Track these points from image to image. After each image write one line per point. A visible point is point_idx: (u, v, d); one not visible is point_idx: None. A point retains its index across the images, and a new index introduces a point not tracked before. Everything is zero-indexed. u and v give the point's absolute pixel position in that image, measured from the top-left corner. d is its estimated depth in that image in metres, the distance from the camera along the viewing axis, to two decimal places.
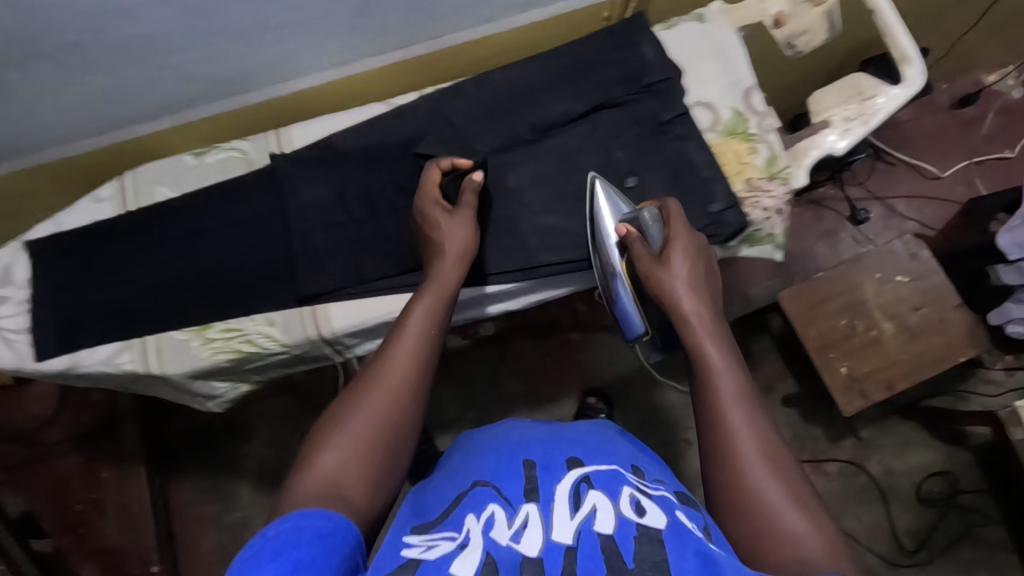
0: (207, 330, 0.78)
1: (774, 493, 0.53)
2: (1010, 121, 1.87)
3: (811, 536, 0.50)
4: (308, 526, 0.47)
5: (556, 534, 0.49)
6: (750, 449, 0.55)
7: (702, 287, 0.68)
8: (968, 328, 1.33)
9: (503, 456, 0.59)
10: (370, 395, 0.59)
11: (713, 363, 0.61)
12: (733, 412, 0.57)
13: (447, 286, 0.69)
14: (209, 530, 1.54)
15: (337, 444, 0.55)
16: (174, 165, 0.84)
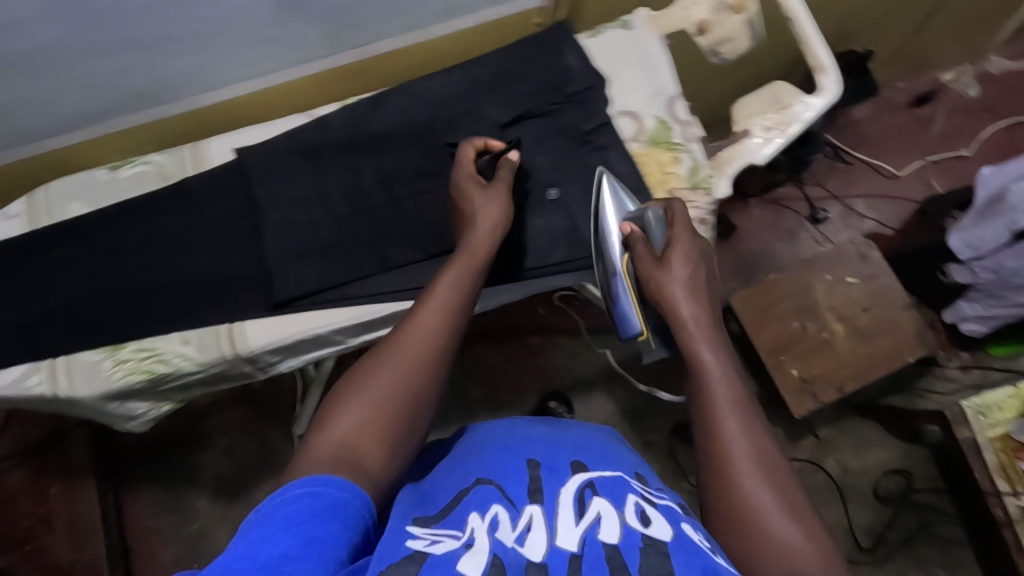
0: (119, 350, 0.76)
1: (769, 497, 0.51)
2: (970, 120, 1.80)
3: (805, 546, 0.48)
4: (308, 508, 0.45)
5: (560, 539, 0.45)
6: (745, 451, 0.54)
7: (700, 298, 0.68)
8: (916, 328, 1.34)
9: (507, 453, 0.56)
10: (383, 369, 0.58)
11: (709, 370, 0.60)
12: (727, 417, 0.56)
13: (471, 263, 0.69)
14: (166, 544, 1.44)
15: (351, 411, 0.55)
16: (85, 181, 0.82)
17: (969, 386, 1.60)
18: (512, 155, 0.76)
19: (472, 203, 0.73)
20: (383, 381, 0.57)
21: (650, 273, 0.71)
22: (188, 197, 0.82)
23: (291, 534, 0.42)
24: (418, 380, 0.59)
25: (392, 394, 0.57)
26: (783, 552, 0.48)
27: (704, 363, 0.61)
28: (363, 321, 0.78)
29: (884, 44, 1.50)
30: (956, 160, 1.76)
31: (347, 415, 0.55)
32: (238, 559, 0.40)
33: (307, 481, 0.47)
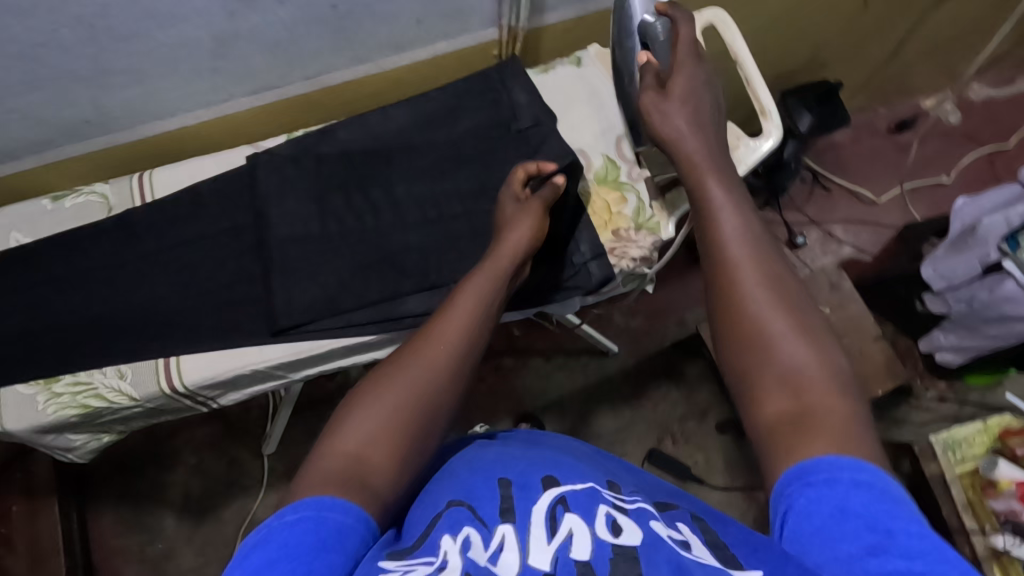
0: (54, 383, 0.76)
1: (784, 336, 0.53)
2: (947, 146, 1.74)
3: (810, 371, 0.51)
4: (307, 539, 0.43)
5: (533, 558, 0.42)
6: (761, 291, 0.56)
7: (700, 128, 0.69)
8: (886, 359, 1.33)
9: (478, 475, 0.53)
10: (403, 371, 0.56)
11: (720, 215, 0.61)
12: (738, 253, 0.58)
13: (499, 275, 0.67)
14: (130, 565, 1.37)
15: (366, 414, 0.53)
16: (30, 210, 0.83)
17: (947, 418, 1.49)
18: (558, 180, 0.76)
19: (507, 216, 0.73)
20: (399, 385, 0.55)
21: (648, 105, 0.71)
22: (132, 228, 0.82)
23: (287, 565, 0.41)
24: (440, 387, 0.56)
25: (411, 401, 0.54)
26: (795, 390, 0.51)
27: (714, 206, 0.63)
28: (301, 357, 0.76)
29: (858, 70, 1.49)
30: (934, 187, 1.70)
31: (361, 418, 0.53)
32: None
33: (308, 504, 0.46)
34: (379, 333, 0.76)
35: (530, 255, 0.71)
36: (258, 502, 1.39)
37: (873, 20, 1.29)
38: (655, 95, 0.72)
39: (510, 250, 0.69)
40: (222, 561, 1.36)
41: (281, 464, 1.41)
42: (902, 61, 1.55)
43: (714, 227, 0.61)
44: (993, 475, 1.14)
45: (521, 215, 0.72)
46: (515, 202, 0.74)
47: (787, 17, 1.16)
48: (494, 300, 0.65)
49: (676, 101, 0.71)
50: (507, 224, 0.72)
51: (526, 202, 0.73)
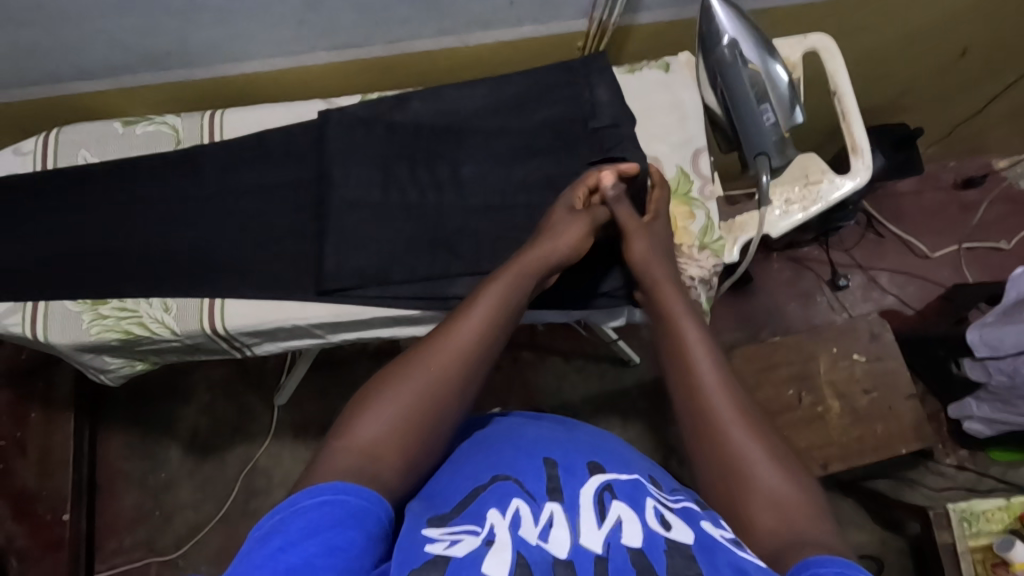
0: (101, 305, 0.77)
1: (755, 454, 0.51)
2: (1016, 212, 1.59)
3: (789, 495, 0.49)
4: (324, 517, 0.43)
5: (584, 537, 0.43)
6: (724, 404, 0.54)
7: (668, 256, 0.69)
8: (917, 420, 1.15)
9: (521, 452, 0.53)
10: (413, 377, 0.54)
11: (682, 326, 0.60)
12: (702, 364, 0.57)
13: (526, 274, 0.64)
14: (131, 489, 1.39)
15: (380, 413, 0.51)
16: (101, 131, 0.84)
17: (963, 488, 1.41)
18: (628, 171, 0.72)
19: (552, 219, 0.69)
20: (409, 388, 0.53)
21: (628, 227, 0.69)
22: (196, 164, 0.82)
23: (310, 543, 0.41)
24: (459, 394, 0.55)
25: (422, 409, 0.52)
26: (774, 505, 0.49)
27: (677, 316, 0.61)
28: (342, 321, 0.76)
29: (941, 122, 1.41)
30: (992, 252, 1.56)
31: (374, 417, 0.51)
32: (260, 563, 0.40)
33: (325, 489, 0.45)
34: (424, 310, 0.75)
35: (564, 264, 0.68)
36: (262, 450, 1.41)
37: (971, 70, 1.21)
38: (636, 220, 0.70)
39: (534, 260, 0.65)
40: (217, 501, 1.38)
41: (289, 417, 1.42)
42: (984, 120, 1.44)
43: (677, 336, 0.60)
44: (1007, 554, 1.06)
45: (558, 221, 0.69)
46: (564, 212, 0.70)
47: (879, 52, 1.11)
48: (517, 292, 0.62)
49: (658, 228, 0.71)
50: (549, 228, 0.68)
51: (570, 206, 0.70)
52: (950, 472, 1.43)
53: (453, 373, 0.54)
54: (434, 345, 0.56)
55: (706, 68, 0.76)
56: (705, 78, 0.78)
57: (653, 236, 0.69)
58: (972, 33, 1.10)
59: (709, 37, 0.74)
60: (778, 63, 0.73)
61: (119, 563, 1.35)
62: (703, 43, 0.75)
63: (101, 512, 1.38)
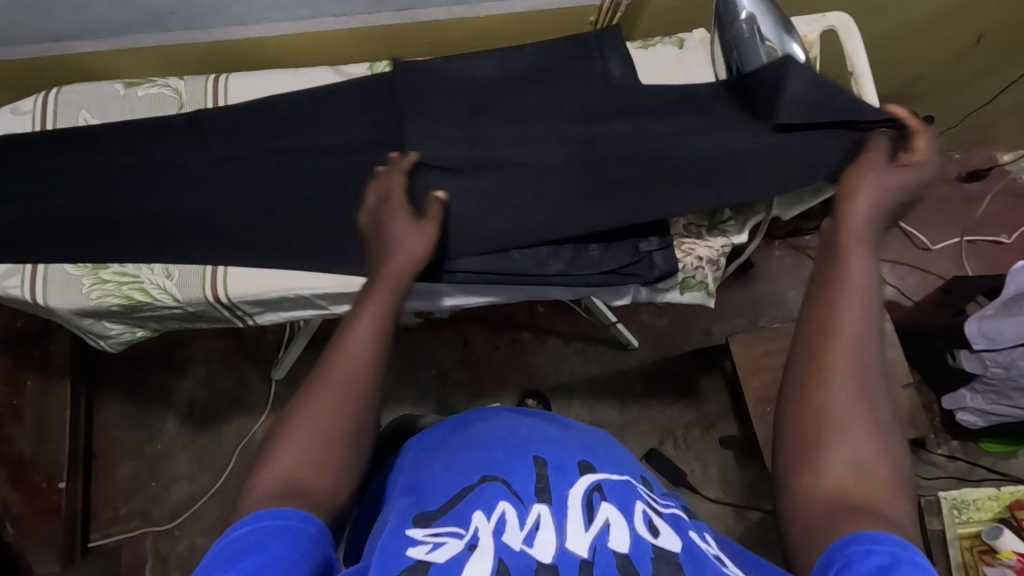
0: (102, 270, 0.76)
1: (855, 413, 0.44)
2: (1019, 206, 1.57)
3: (880, 468, 0.42)
4: (248, 541, 0.41)
5: (570, 541, 0.43)
6: (850, 360, 0.46)
7: (887, 210, 0.57)
8: (912, 411, 1.16)
9: (510, 448, 0.53)
10: (309, 409, 0.49)
11: (852, 270, 0.50)
12: (847, 314, 0.47)
13: (397, 283, 0.61)
14: (128, 458, 1.40)
15: (287, 448, 0.47)
16: (102, 92, 0.82)
17: (953, 478, 1.41)
18: (438, 194, 0.69)
19: (394, 233, 0.65)
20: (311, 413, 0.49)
21: (866, 168, 0.60)
22: (199, 129, 0.80)
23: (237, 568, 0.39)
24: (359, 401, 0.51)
25: (324, 431, 0.49)
26: (859, 474, 0.42)
27: (849, 261, 0.51)
28: (347, 292, 0.76)
29: (949, 112, 1.40)
30: (992, 246, 1.55)
31: (280, 454, 0.47)
32: None
33: (245, 521, 0.42)
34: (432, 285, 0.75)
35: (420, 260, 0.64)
36: (259, 423, 1.41)
37: (983, 60, 1.20)
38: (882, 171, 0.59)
39: (397, 273, 0.62)
40: (214, 472, 1.38)
41: (287, 392, 1.42)
42: (992, 112, 1.42)
43: (836, 279, 0.50)
44: (994, 542, 1.06)
45: (392, 225, 0.65)
46: (382, 220, 0.66)
47: (894, 35, 1.09)
48: (391, 302, 0.59)
49: (898, 176, 0.58)
50: (396, 239, 0.64)
51: (387, 203, 0.67)
52: (941, 462, 1.43)
53: (345, 393, 0.51)
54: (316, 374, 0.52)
55: (721, 44, 0.76)
56: (720, 55, 0.78)
57: (875, 190, 0.57)
58: (985, 21, 1.08)
59: (725, 12, 0.74)
60: (796, 41, 0.73)
61: (115, 532, 1.36)
62: (719, 18, 0.75)
63: (97, 481, 1.38)
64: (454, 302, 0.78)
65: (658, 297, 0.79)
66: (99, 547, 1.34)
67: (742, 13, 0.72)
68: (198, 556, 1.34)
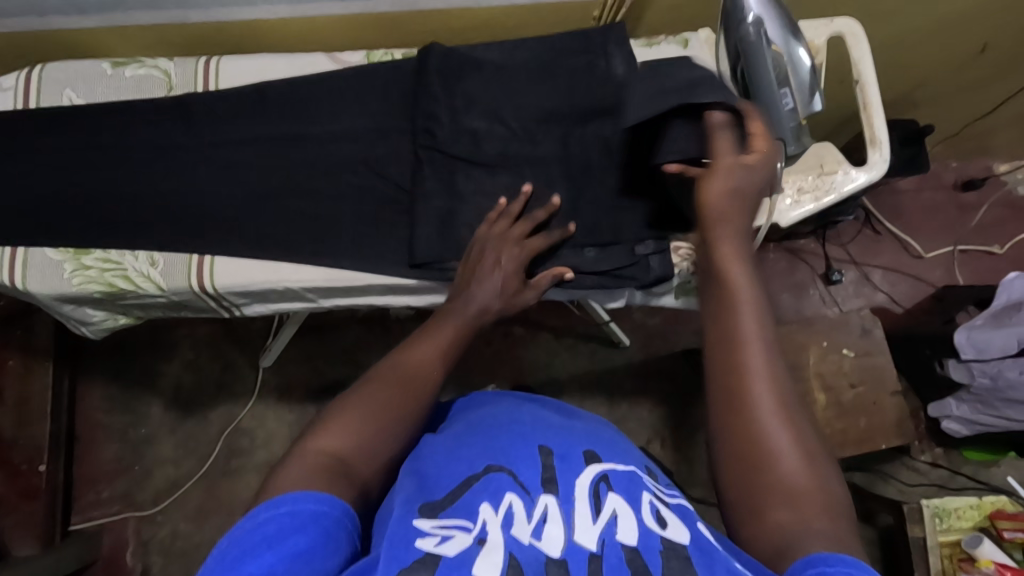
0: (83, 256, 0.74)
1: (777, 442, 0.45)
2: (1013, 217, 1.55)
3: (811, 491, 0.43)
4: (285, 525, 0.41)
5: (578, 535, 0.43)
6: (759, 394, 0.46)
7: (749, 205, 0.57)
8: (899, 419, 1.16)
9: (516, 437, 0.52)
10: (358, 403, 0.52)
11: (738, 301, 0.50)
12: (747, 347, 0.48)
13: (471, 316, 0.64)
14: (111, 441, 1.38)
15: (333, 430, 0.49)
16: (87, 71, 0.79)
17: (936, 485, 1.42)
18: (563, 271, 0.71)
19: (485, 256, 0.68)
20: (360, 406, 0.52)
21: (721, 167, 0.58)
22: (189, 114, 0.78)
23: (272, 552, 0.39)
24: (416, 414, 0.54)
25: (377, 426, 0.51)
26: (794, 501, 0.43)
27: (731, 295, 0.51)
28: (336, 286, 0.74)
29: (950, 121, 1.38)
30: (984, 256, 1.54)
31: (331, 429, 0.49)
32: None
33: (283, 500, 0.42)
34: (423, 279, 0.74)
35: (504, 304, 0.67)
36: (246, 410, 1.39)
37: (987, 68, 1.19)
38: (733, 159, 0.58)
39: (478, 321, 0.64)
40: (199, 458, 1.37)
41: (274, 379, 1.41)
42: (993, 122, 1.41)
43: (729, 311, 0.50)
44: (974, 551, 1.06)
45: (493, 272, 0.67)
46: (493, 261, 0.68)
47: (900, 40, 1.07)
48: (462, 333, 0.62)
49: (757, 171, 0.58)
50: (476, 262, 0.68)
51: (505, 243, 0.69)
52: (924, 468, 1.43)
53: (407, 405, 0.53)
54: (388, 375, 0.55)
55: (727, 46, 0.73)
56: (724, 57, 0.76)
57: (736, 182, 0.57)
58: (992, 28, 1.07)
59: (732, 10, 0.71)
60: (802, 46, 0.72)
61: (97, 515, 1.34)
62: (725, 17, 0.72)
63: (79, 463, 1.37)
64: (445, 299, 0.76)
65: (650, 301, 0.78)
66: (80, 530, 1.32)
67: (749, 15, 0.70)
68: (180, 542, 1.32)
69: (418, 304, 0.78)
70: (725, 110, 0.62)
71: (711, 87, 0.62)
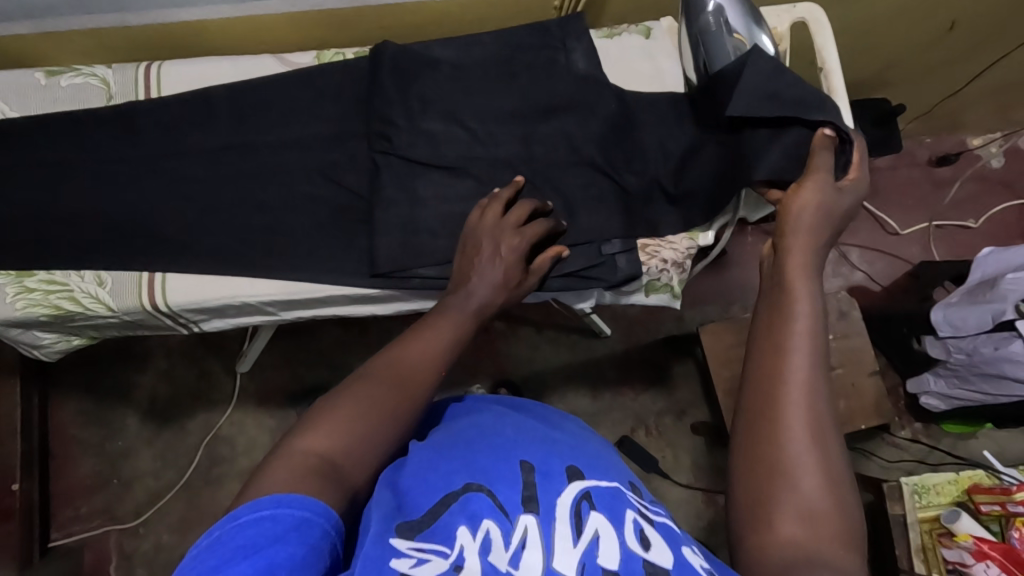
0: (27, 278, 0.70)
1: (807, 460, 0.43)
2: (986, 191, 1.56)
3: (828, 516, 0.42)
4: (264, 534, 0.39)
5: (557, 561, 0.40)
6: (799, 406, 0.45)
7: (830, 224, 0.56)
8: (877, 398, 1.16)
9: (495, 454, 0.47)
10: (352, 397, 0.49)
11: (797, 312, 0.49)
12: (795, 357, 0.47)
13: (476, 304, 0.59)
14: (86, 456, 1.34)
15: (322, 429, 0.46)
16: (23, 82, 0.76)
17: (916, 460, 1.40)
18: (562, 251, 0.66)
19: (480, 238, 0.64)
20: (355, 401, 0.48)
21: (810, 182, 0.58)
22: (133, 123, 0.75)
23: (247, 561, 0.38)
24: (413, 411, 0.50)
25: (369, 424, 0.48)
26: (809, 523, 0.42)
27: (792, 306, 0.49)
28: (295, 298, 0.71)
29: (922, 99, 1.38)
30: (959, 231, 1.54)
31: (324, 427, 0.47)
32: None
33: (264, 501, 0.41)
34: (382, 289, 0.71)
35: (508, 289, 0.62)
36: (223, 418, 1.36)
37: (956, 45, 1.18)
38: (825, 175, 0.58)
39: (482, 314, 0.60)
40: (179, 469, 1.34)
41: (251, 384, 1.38)
42: (965, 99, 1.40)
43: (786, 321, 0.49)
44: (952, 525, 1.05)
45: (495, 262, 0.62)
46: (493, 248, 0.63)
47: (869, 20, 1.06)
48: (464, 324, 0.58)
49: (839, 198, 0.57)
50: (477, 245, 0.63)
51: (505, 230, 0.64)
52: (904, 444, 1.42)
53: (403, 402, 0.50)
54: (386, 370, 0.51)
55: (688, 37, 0.72)
56: (687, 47, 0.74)
57: (822, 199, 0.57)
58: (961, 6, 1.06)
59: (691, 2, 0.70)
60: (765, 33, 0.70)
61: (76, 531, 1.31)
62: (685, 10, 0.71)
63: (55, 480, 1.33)
64: (410, 307, 0.74)
65: (621, 299, 0.76)
66: (59, 547, 1.29)
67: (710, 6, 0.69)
68: (163, 554, 1.30)
69: (384, 313, 0.76)
70: (834, 131, 0.62)
71: (828, 110, 0.63)
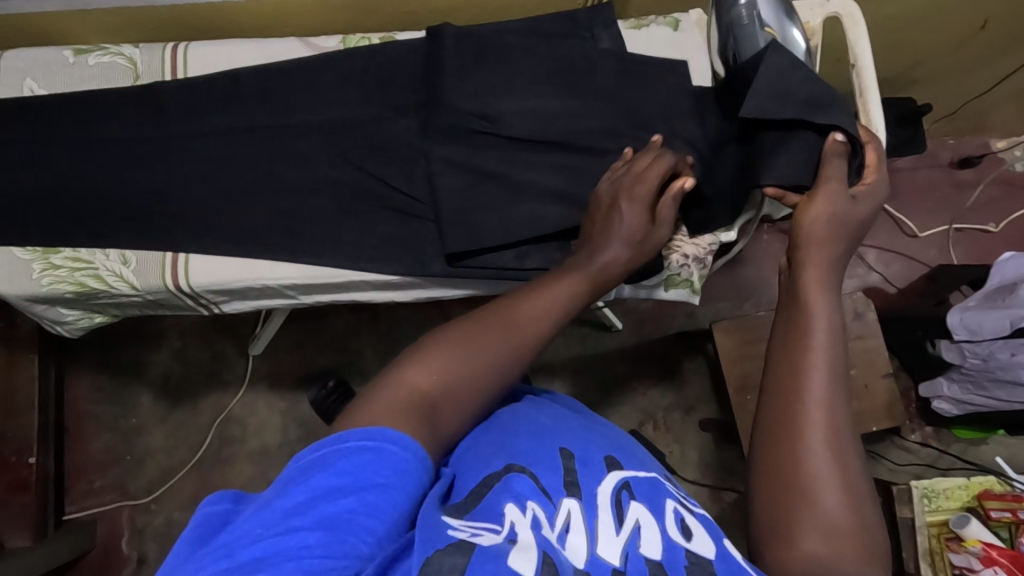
0: (52, 255, 0.71)
1: (827, 479, 0.43)
2: (1009, 196, 1.53)
3: (850, 533, 0.42)
4: (375, 469, 0.38)
5: (601, 548, 0.40)
6: (819, 425, 0.45)
7: (844, 235, 0.55)
8: (890, 401, 1.16)
9: (537, 438, 0.48)
10: (460, 340, 0.49)
11: (814, 331, 0.48)
12: (815, 374, 0.46)
13: (598, 269, 0.57)
14: (101, 431, 1.36)
15: (426, 366, 0.47)
16: (52, 60, 0.76)
17: (925, 464, 1.39)
18: (686, 184, 0.63)
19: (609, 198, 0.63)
20: (462, 344, 0.49)
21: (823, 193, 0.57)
22: (158, 103, 0.75)
23: (353, 497, 0.37)
24: (517, 366, 0.50)
25: (473, 370, 0.48)
26: (832, 540, 0.42)
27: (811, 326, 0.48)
28: (316, 283, 0.72)
29: (947, 99, 1.35)
30: (980, 235, 1.51)
31: (432, 364, 0.47)
32: (311, 508, 0.36)
33: (373, 431, 0.40)
34: (403, 275, 0.72)
35: (632, 253, 0.60)
36: (236, 398, 1.38)
37: (986, 45, 1.15)
38: (835, 187, 0.57)
39: (605, 274, 0.58)
40: (191, 447, 1.36)
41: (263, 366, 1.39)
42: (991, 100, 1.38)
43: (802, 338, 0.48)
44: (960, 531, 1.03)
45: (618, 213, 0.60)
46: (610, 207, 0.62)
47: (898, 17, 1.04)
48: (584, 287, 0.56)
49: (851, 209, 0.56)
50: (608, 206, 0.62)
51: (631, 187, 0.62)
52: (914, 447, 1.41)
53: (509, 354, 0.50)
54: (499, 320, 0.51)
55: (718, 29, 0.72)
56: (716, 40, 0.73)
57: (834, 207, 0.56)
58: (994, 5, 1.04)
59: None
60: (796, 26, 0.68)
61: (90, 505, 1.33)
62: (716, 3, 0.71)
63: (70, 455, 1.36)
64: (429, 295, 0.75)
65: (640, 294, 0.76)
66: (74, 520, 1.31)
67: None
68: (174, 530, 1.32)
69: (403, 299, 0.77)
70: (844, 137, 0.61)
71: (836, 108, 0.61)
